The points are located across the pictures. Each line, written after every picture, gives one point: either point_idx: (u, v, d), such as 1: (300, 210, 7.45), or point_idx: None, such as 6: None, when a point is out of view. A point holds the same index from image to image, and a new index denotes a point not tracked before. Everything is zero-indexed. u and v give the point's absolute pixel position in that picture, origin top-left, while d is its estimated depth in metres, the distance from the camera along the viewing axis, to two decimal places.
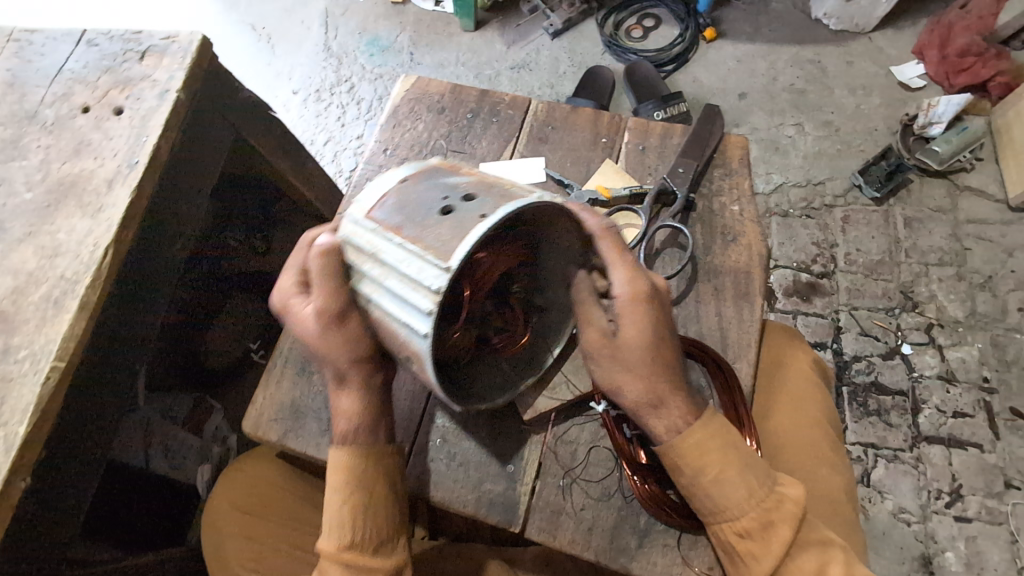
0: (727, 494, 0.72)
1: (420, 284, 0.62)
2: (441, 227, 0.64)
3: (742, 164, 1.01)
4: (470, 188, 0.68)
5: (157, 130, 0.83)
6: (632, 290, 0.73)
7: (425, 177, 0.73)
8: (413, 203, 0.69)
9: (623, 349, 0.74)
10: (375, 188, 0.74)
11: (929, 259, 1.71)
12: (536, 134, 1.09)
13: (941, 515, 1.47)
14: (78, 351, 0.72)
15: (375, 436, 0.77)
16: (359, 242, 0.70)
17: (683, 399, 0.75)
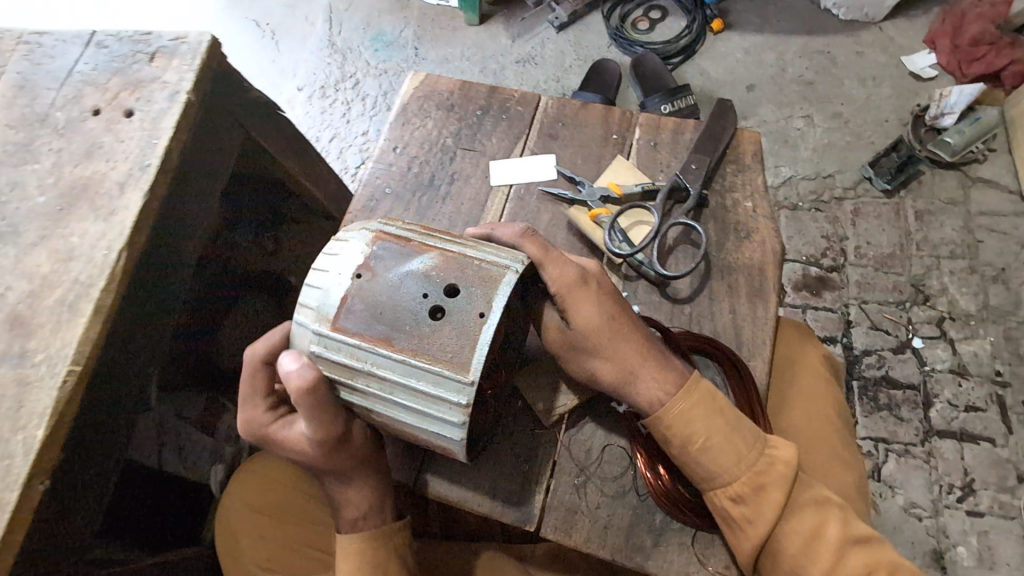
0: (718, 461, 0.73)
1: (442, 400, 0.59)
2: (440, 334, 0.59)
3: (755, 159, 1.00)
4: (441, 271, 0.62)
5: (168, 132, 0.82)
6: (563, 279, 0.74)
7: (377, 262, 0.63)
8: (388, 306, 0.61)
9: (586, 341, 0.74)
10: (322, 290, 0.63)
11: (941, 252, 1.69)
12: (546, 130, 1.07)
13: (953, 509, 1.46)
14: (94, 355, 0.71)
15: (384, 506, 0.77)
16: (338, 359, 0.62)
17: (656, 371, 0.75)
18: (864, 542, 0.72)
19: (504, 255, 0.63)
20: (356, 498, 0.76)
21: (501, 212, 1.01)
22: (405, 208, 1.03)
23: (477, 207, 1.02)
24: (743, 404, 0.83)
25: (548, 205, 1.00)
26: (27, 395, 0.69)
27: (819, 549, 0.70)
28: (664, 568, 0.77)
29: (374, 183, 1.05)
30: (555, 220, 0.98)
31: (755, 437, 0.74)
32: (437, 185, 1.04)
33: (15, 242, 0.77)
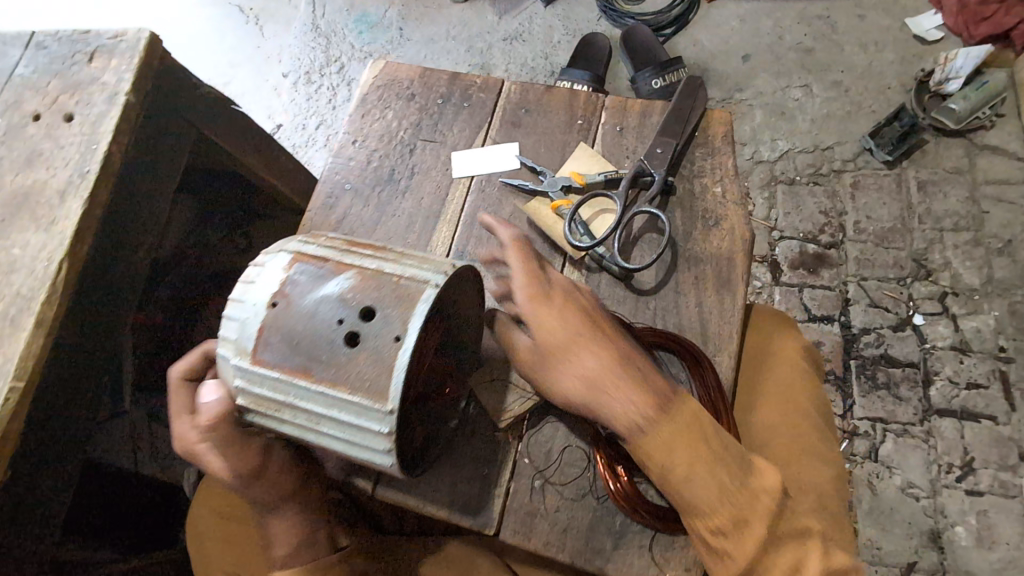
0: (700, 493, 0.68)
1: (365, 427, 0.62)
2: (357, 362, 0.61)
3: (725, 142, 0.96)
4: (356, 294, 0.64)
5: (107, 135, 0.80)
6: (534, 291, 0.75)
7: (293, 289, 0.65)
8: (304, 336, 0.63)
9: (548, 358, 0.73)
10: (240, 322, 0.66)
11: (943, 225, 1.62)
12: (509, 118, 1.03)
13: (952, 489, 1.42)
14: (36, 370, 0.71)
15: (315, 538, 0.82)
16: (263, 392, 0.65)
17: (628, 396, 0.71)
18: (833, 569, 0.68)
19: (424, 273, 0.65)
20: (284, 529, 0.81)
21: (461, 205, 0.98)
22: (366, 203, 1.00)
23: (438, 202, 0.99)
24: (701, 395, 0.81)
25: (510, 197, 0.97)
26: None
27: None
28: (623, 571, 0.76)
29: (333, 179, 1.02)
30: (516, 214, 0.96)
31: (739, 465, 0.69)
32: (398, 178, 1.02)
33: None
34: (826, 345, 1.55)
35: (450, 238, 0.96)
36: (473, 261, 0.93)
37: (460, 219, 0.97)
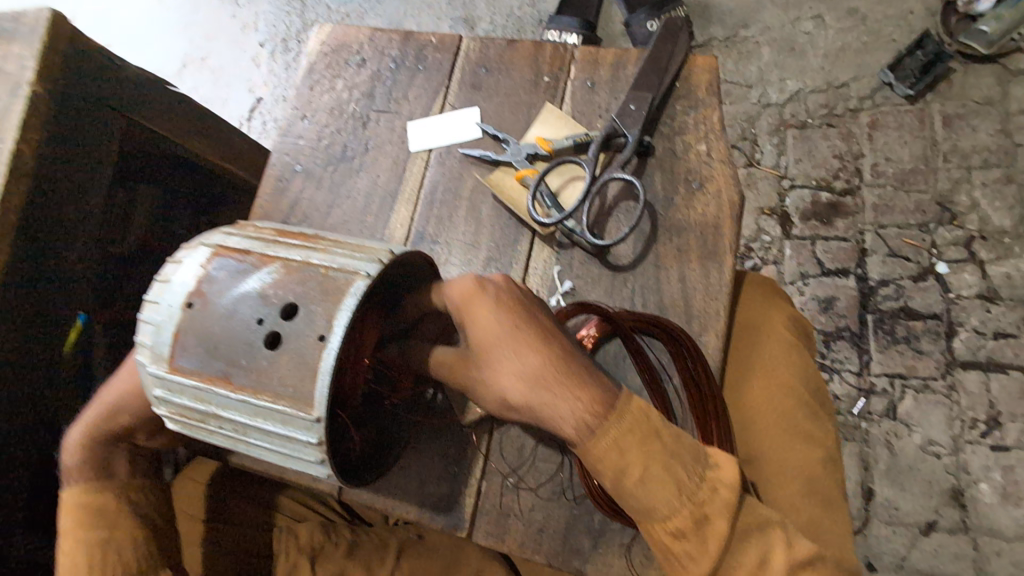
0: (655, 494, 0.61)
1: (295, 439, 0.52)
2: (279, 366, 0.51)
3: (711, 91, 0.85)
4: (280, 289, 0.53)
5: (13, 132, 0.72)
6: (464, 293, 0.65)
7: (209, 287, 0.54)
8: (221, 337, 0.52)
9: (477, 357, 0.64)
10: (153, 325, 0.54)
11: (972, 162, 1.47)
12: (469, 79, 0.93)
13: (976, 445, 1.33)
14: None
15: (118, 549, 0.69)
16: (183, 403, 0.55)
17: (576, 394, 0.61)
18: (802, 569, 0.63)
19: (360, 258, 0.54)
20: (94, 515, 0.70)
21: (420, 181, 0.89)
22: (318, 185, 0.91)
23: (395, 179, 0.89)
24: (686, 382, 0.74)
25: (471, 169, 0.87)
26: None
27: None
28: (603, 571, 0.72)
29: (283, 160, 0.93)
30: (479, 188, 0.86)
31: (694, 458, 0.63)
32: (351, 157, 0.92)
33: None
34: (841, 301, 1.44)
35: (410, 218, 0.86)
36: (433, 242, 0.84)
37: (418, 196, 0.88)
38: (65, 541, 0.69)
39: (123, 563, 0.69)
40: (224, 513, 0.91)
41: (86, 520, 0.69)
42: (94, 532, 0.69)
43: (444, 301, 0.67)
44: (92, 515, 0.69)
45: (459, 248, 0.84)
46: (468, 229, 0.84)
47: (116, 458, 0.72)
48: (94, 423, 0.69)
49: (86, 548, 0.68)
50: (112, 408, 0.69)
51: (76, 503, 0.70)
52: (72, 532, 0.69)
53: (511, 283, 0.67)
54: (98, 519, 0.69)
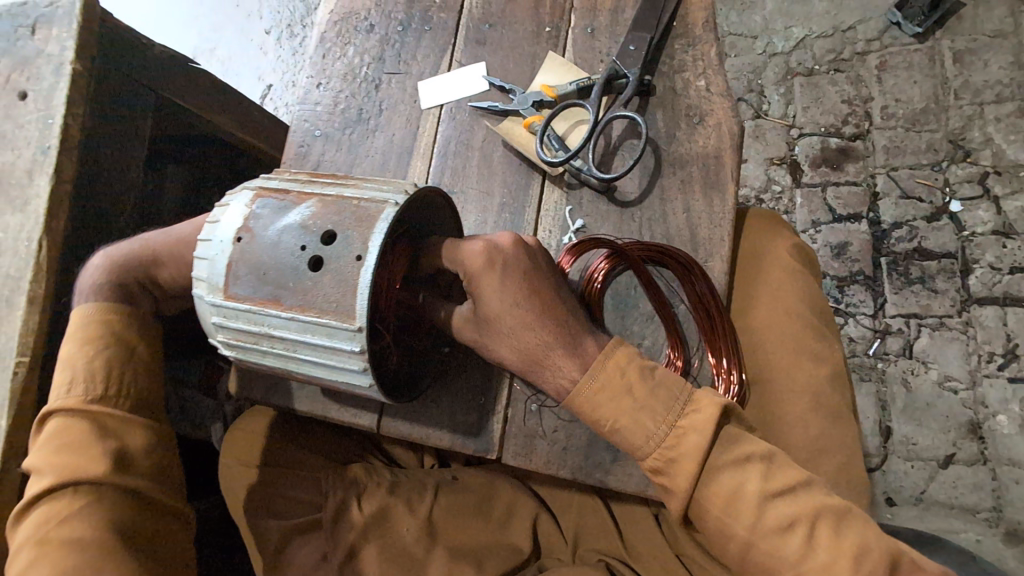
0: (628, 438, 0.68)
1: (338, 349, 0.61)
2: (322, 285, 0.59)
3: (708, 29, 0.88)
4: (318, 219, 0.61)
5: (61, 108, 0.79)
6: (474, 267, 0.68)
7: (256, 223, 0.63)
8: (270, 265, 0.61)
9: (485, 324, 0.70)
10: (209, 261, 0.63)
11: (984, 97, 1.46)
12: (474, 36, 0.96)
13: (993, 378, 1.34)
14: (38, 342, 0.74)
15: (122, 372, 0.72)
16: (239, 326, 0.64)
17: (564, 357, 0.70)
18: (788, 493, 0.65)
19: (386, 193, 0.62)
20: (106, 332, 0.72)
21: (434, 136, 0.93)
22: (337, 147, 0.95)
23: (410, 135, 0.94)
24: (695, 306, 0.79)
25: (481, 120, 0.92)
26: None
27: (743, 509, 0.65)
28: (625, 480, 0.78)
29: (303, 126, 0.97)
30: (489, 137, 0.91)
31: (666, 408, 0.68)
32: (367, 118, 0.96)
33: None
34: (853, 245, 1.44)
35: (426, 170, 0.91)
36: (450, 190, 0.89)
37: (432, 150, 0.93)
38: (73, 357, 0.71)
39: (134, 389, 0.72)
40: (276, 457, 0.97)
41: (101, 338, 0.72)
42: (106, 355, 0.71)
43: (454, 265, 0.70)
44: (106, 337, 0.72)
45: (474, 196, 0.88)
46: (481, 178, 0.89)
47: (142, 296, 0.77)
48: (133, 253, 0.76)
49: (102, 364, 0.71)
50: (150, 249, 0.76)
51: (94, 321, 0.73)
52: (81, 351, 0.71)
53: (519, 245, 0.70)
54: (113, 341, 0.72)
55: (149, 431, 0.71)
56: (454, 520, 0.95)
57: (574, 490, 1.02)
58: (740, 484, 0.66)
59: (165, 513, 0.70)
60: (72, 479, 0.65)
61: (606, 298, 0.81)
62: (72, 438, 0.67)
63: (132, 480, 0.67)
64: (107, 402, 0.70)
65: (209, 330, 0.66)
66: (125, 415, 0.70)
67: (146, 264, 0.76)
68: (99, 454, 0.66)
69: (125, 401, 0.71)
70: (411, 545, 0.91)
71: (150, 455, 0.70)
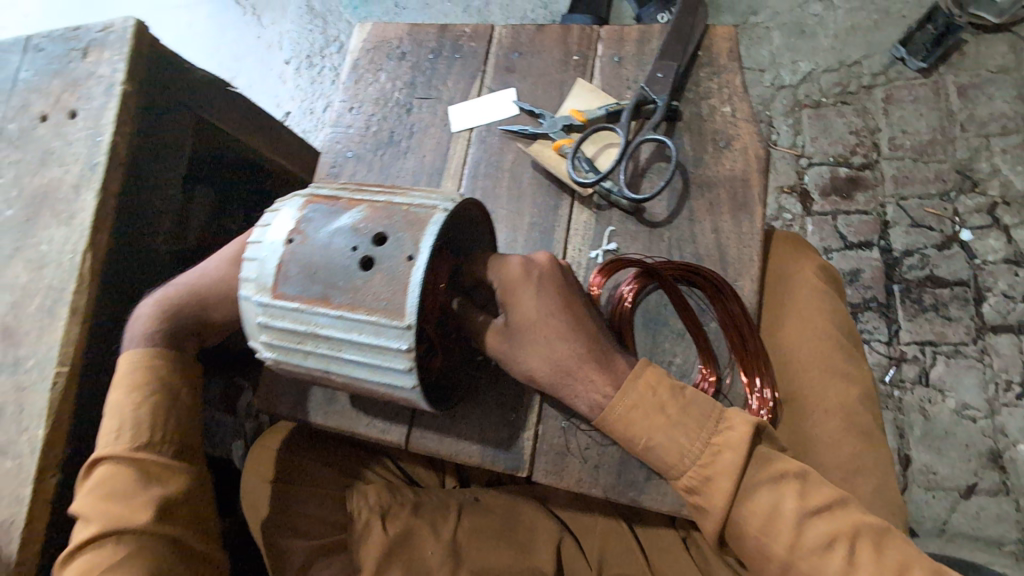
0: (666, 451, 0.68)
1: (385, 347, 0.61)
2: (374, 283, 0.61)
3: (731, 59, 0.92)
4: (368, 222, 0.63)
5: (110, 128, 0.82)
6: (508, 276, 0.70)
7: (308, 227, 0.64)
8: (321, 266, 0.62)
9: (516, 331, 0.70)
10: (259, 261, 0.65)
11: (989, 129, 1.49)
12: (503, 64, 1.00)
13: (1012, 407, 1.33)
14: (77, 353, 0.75)
15: (167, 417, 0.72)
16: (284, 325, 0.65)
17: (601, 377, 0.69)
18: (824, 511, 0.64)
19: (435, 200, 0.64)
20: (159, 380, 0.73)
21: (464, 158, 0.96)
22: (369, 168, 0.98)
23: (440, 157, 0.97)
24: (726, 324, 0.80)
25: (511, 143, 0.94)
26: (25, 399, 0.74)
27: (777, 531, 0.64)
28: (658, 499, 0.77)
29: (335, 148, 1.00)
30: (519, 159, 0.93)
31: (700, 425, 0.68)
32: (398, 141, 0.99)
33: None
34: (866, 272, 1.45)
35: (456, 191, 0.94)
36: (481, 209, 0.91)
37: (463, 171, 0.95)
38: (122, 405, 0.71)
39: (177, 434, 0.72)
40: (296, 473, 0.95)
41: (147, 384, 0.72)
42: (153, 400, 0.72)
43: (494, 277, 0.71)
44: (153, 383, 0.73)
45: (504, 216, 0.90)
46: (511, 199, 0.91)
47: (190, 338, 0.77)
48: (175, 296, 0.76)
49: (147, 412, 0.71)
50: (198, 293, 0.75)
51: (142, 369, 0.73)
52: (129, 398, 0.72)
53: (554, 262, 0.73)
54: (158, 388, 0.73)
55: (190, 477, 0.72)
56: (477, 540, 0.94)
57: (597, 512, 1.00)
58: (772, 505, 0.65)
59: (202, 563, 0.70)
60: (117, 527, 0.65)
61: (637, 317, 0.82)
62: (117, 487, 0.67)
63: (170, 530, 0.67)
64: (149, 448, 0.70)
65: (253, 330, 0.67)
66: (168, 461, 0.71)
67: (194, 308, 0.76)
68: (142, 503, 0.67)
69: (169, 447, 0.72)
70: (436, 569, 0.89)
71: (189, 501, 0.70)
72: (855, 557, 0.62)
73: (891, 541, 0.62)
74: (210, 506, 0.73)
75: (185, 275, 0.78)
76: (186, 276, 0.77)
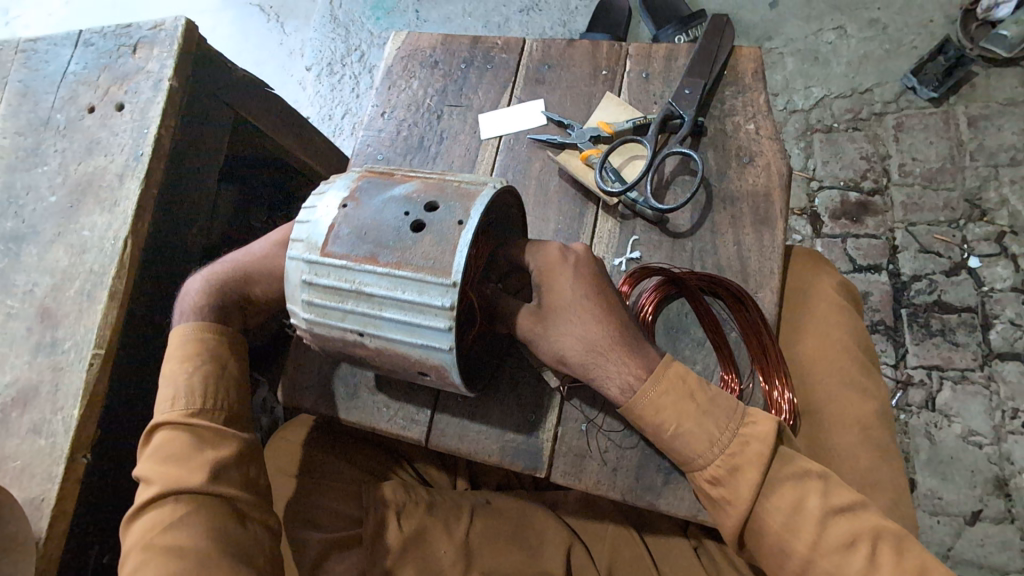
0: (690, 444, 0.70)
1: (428, 305, 0.63)
2: (423, 243, 0.64)
3: (755, 80, 0.95)
4: (421, 192, 0.68)
5: (155, 121, 0.85)
6: (546, 261, 0.73)
7: (362, 194, 0.69)
8: (373, 227, 0.66)
9: (550, 314, 0.72)
10: (312, 223, 0.69)
11: (998, 160, 1.51)
12: (533, 75, 1.04)
13: (1018, 435, 1.33)
14: (114, 336, 0.77)
15: (218, 384, 0.78)
16: (328, 283, 0.67)
17: (630, 357, 0.71)
18: (841, 512, 0.65)
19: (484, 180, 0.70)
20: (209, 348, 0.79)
21: (492, 164, 0.99)
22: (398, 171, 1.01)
23: (469, 163, 1.00)
24: (747, 332, 0.83)
25: (539, 151, 0.97)
26: (63, 379, 0.76)
27: (800, 525, 0.65)
28: (675, 504, 0.79)
29: (366, 151, 1.03)
30: (547, 167, 0.96)
31: (730, 417, 0.70)
32: (428, 145, 1.02)
33: (36, 241, 0.84)
34: (874, 295, 1.47)
35: None
36: None
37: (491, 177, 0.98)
38: (176, 374, 0.77)
39: (227, 403, 0.78)
40: (316, 467, 0.97)
41: (199, 355, 0.78)
42: (205, 369, 0.78)
43: (530, 260, 0.74)
44: (204, 353, 0.78)
45: (531, 221, 0.92)
46: (537, 205, 0.93)
47: (235, 314, 0.83)
48: (222, 274, 0.82)
49: (201, 381, 0.77)
50: (244, 271, 0.82)
51: (194, 341, 0.79)
52: (183, 367, 0.77)
53: (590, 253, 0.75)
54: (208, 357, 0.78)
55: (241, 442, 0.76)
56: (489, 541, 0.94)
57: (608, 521, 1.01)
58: (790, 511, 0.66)
59: (254, 521, 0.74)
60: (174, 488, 0.71)
61: (659, 324, 0.84)
62: (174, 450, 0.73)
63: (223, 489, 0.73)
64: (204, 416, 0.76)
65: (294, 289, 0.69)
66: (220, 427, 0.76)
67: (239, 285, 0.82)
68: (196, 465, 0.72)
69: (220, 415, 0.77)
70: (448, 569, 0.90)
71: (239, 465, 0.75)
72: (871, 564, 0.63)
73: (907, 552, 0.64)
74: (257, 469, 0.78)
75: (234, 254, 0.85)
76: (232, 257, 0.84)
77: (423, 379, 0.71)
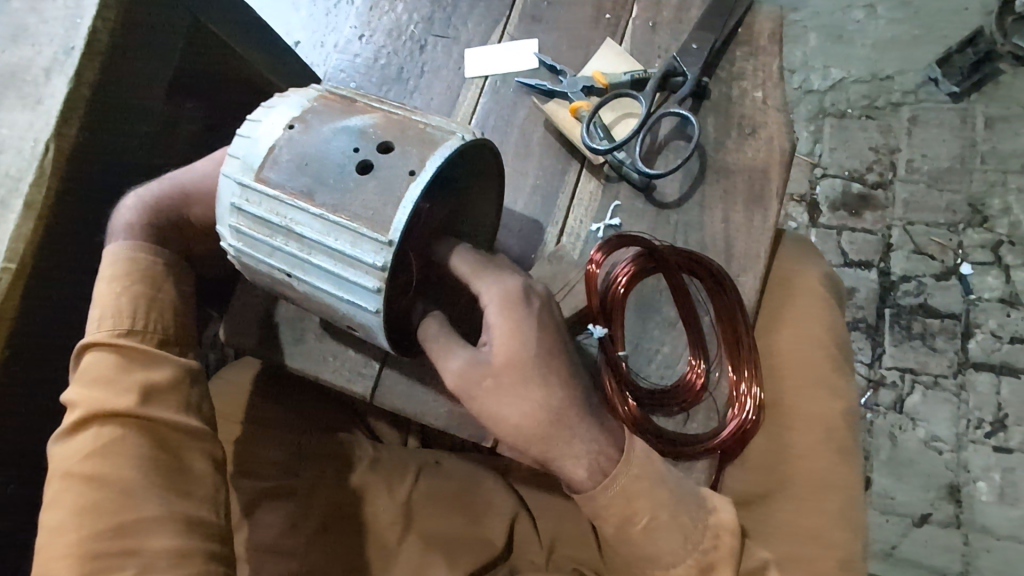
0: (662, 544, 0.64)
1: (358, 261, 0.57)
2: (365, 190, 0.57)
3: (770, 43, 0.86)
4: (378, 128, 0.59)
5: (91, 10, 0.76)
6: (501, 304, 0.63)
7: (313, 118, 0.61)
8: (315, 159, 0.59)
9: (500, 375, 0.63)
10: (251, 141, 0.61)
11: (1010, 166, 1.44)
12: (529, 11, 0.93)
13: (979, 444, 1.32)
14: (28, 252, 0.73)
15: (151, 308, 0.71)
16: (257, 214, 0.60)
17: (593, 440, 0.64)
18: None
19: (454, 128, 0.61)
20: (144, 269, 0.72)
21: (473, 106, 0.89)
22: None
23: (449, 103, 0.90)
24: (722, 318, 0.78)
25: (526, 97, 0.88)
26: None
27: None
28: None
29: (338, 77, 0.94)
30: (532, 116, 0.87)
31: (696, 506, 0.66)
32: (406, 79, 0.92)
33: None
34: (860, 292, 1.42)
35: None
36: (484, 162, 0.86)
37: (470, 121, 0.89)
38: (104, 296, 0.70)
39: (160, 326, 0.71)
40: (262, 415, 0.92)
41: (133, 276, 0.71)
42: (137, 288, 0.71)
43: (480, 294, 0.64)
44: (138, 274, 0.71)
45: (508, 173, 0.84)
46: (517, 157, 0.85)
47: (173, 239, 0.76)
48: (158, 195, 0.75)
49: (130, 301, 0.70)
50: (182, 187, 0.75)
51: (127, 260, 0.72)
52: (110, 290, 0.70)
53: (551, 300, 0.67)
54: (142, 278, 0.71)
55: (178, 368, 0.70)
56: (432, 503, 0.90)
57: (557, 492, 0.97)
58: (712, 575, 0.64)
59: (194, 450, 0.68)
60: (99, 411, 0.65)
61: (630, 300, 0.78)
62: (99, 374, 0.67)
63: (153, 411, 0.67)
64: (133, 337, 0.69)
65: (223, 212, 0.62)
66: (153, 351, 0.69)
67: (178, 205, 0.75)
68: (124, 389, 0.66)
69: (153, 336, 0.70)
70: (385, 527, 0.87)
71: (176, 390, 0.69)
72: None
73: None
74: (197, 398, 0.71)
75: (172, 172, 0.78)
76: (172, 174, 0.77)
77: (355, 334, 0.66)
